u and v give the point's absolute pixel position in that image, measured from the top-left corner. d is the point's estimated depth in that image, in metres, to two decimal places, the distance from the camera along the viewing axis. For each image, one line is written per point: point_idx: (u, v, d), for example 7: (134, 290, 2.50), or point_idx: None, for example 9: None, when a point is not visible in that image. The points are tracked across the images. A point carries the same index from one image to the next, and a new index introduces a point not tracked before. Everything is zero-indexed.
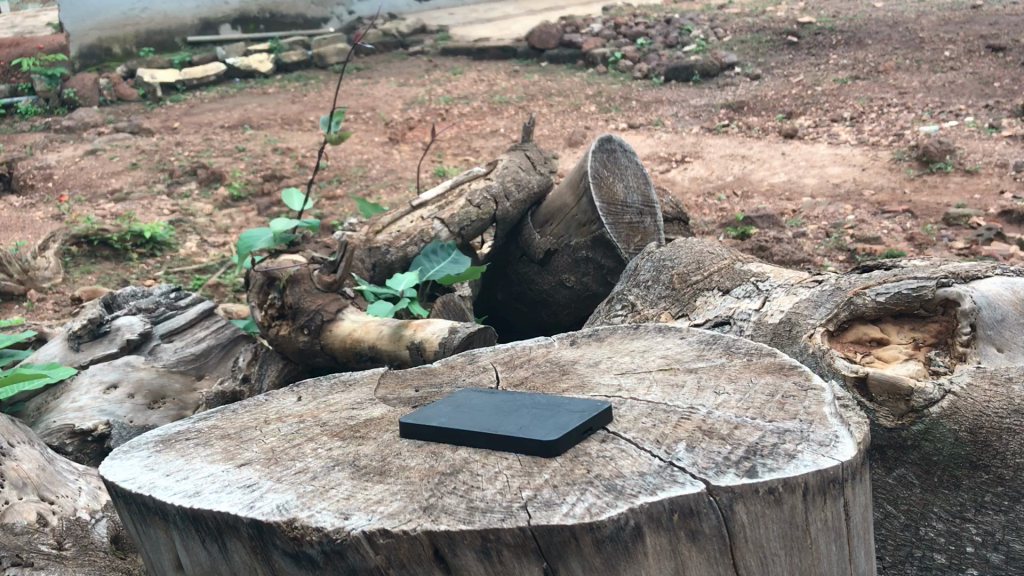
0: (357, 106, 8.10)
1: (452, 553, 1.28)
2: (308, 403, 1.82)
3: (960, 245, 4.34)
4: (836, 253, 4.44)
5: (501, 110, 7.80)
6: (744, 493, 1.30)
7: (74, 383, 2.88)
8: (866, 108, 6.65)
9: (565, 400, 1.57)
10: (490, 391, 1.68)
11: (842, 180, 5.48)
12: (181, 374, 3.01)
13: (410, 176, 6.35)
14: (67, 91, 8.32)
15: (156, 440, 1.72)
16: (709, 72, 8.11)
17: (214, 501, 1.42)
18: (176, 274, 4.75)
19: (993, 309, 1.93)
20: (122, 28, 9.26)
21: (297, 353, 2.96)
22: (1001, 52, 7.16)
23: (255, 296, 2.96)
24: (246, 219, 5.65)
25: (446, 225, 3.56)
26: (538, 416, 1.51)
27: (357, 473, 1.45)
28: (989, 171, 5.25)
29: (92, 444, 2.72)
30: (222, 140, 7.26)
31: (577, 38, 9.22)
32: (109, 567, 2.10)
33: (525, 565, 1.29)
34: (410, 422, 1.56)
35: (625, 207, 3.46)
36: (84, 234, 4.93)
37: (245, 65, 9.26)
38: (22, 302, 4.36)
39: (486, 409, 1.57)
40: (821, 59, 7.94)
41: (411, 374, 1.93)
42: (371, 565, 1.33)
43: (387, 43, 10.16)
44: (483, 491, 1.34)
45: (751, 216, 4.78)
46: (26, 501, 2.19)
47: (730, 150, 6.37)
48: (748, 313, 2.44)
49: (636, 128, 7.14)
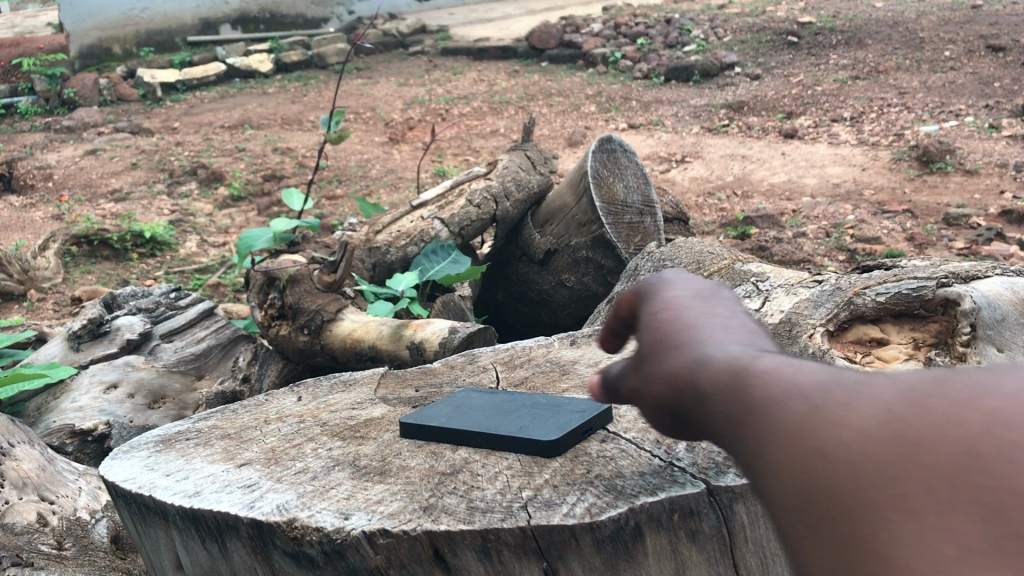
0: (357, 106, 8.11)
1: (453, 553, 1.28)
2: (308, 403, 1.82)
3: (960, 245, 4.34)
4: (836, 253, 4.44)
5: (501, 110, 7.80)
6: (744, 494, 1.31)
7: (74, 383, 2.87)
8: (866, 108, 6.65)
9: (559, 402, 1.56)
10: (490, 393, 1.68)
11: (842, 180, 5.47)
12: (181, 374, 3.01)
13: (410, 175, 6.35)
14: (67, 91, 8.31)
15: (156, 440, 1.72)
16: (709, 72, 8.10)
17: (214, 501, 1.42)
18: (176, 274, 4.75)
19: (993, 309, 1.95)
20: (122, 28, 9.24)
21: (297, 353, 2.95)
22: (1001, 52, 7.16)
23: (255, 296, 2.97)
24: (246, 219, 5.65)
25: (446, 225, 3.56)
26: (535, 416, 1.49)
27: (357, 473, 1.46)
28: (989, 171, 5.25)
29: (92, 444, 2.71)
30: (221, 139, 7.26)
31: (577, 38, 9.23)
32: (109, 567, 2.10)
33: (525, 565, 1.29)
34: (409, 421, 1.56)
35: (625, 207, 3.45)
36: (84, 233, 4.93)
37: (246, 65, 9.27)
38: (22, 302, 4.36)
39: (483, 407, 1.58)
40: (821, 59, 7.94)
41: (411, 374, 1.93)
42: (371, 565, 1.33)
43: (387, 43, 10.15)
44: (484, 492, 1.35)
45: (751, 216, 4.77)
46: (26, 501, 2.18)
47: (730, 150, 6.37)
48: (748, 313, 2.43)
49: (636, 128, 7.14)
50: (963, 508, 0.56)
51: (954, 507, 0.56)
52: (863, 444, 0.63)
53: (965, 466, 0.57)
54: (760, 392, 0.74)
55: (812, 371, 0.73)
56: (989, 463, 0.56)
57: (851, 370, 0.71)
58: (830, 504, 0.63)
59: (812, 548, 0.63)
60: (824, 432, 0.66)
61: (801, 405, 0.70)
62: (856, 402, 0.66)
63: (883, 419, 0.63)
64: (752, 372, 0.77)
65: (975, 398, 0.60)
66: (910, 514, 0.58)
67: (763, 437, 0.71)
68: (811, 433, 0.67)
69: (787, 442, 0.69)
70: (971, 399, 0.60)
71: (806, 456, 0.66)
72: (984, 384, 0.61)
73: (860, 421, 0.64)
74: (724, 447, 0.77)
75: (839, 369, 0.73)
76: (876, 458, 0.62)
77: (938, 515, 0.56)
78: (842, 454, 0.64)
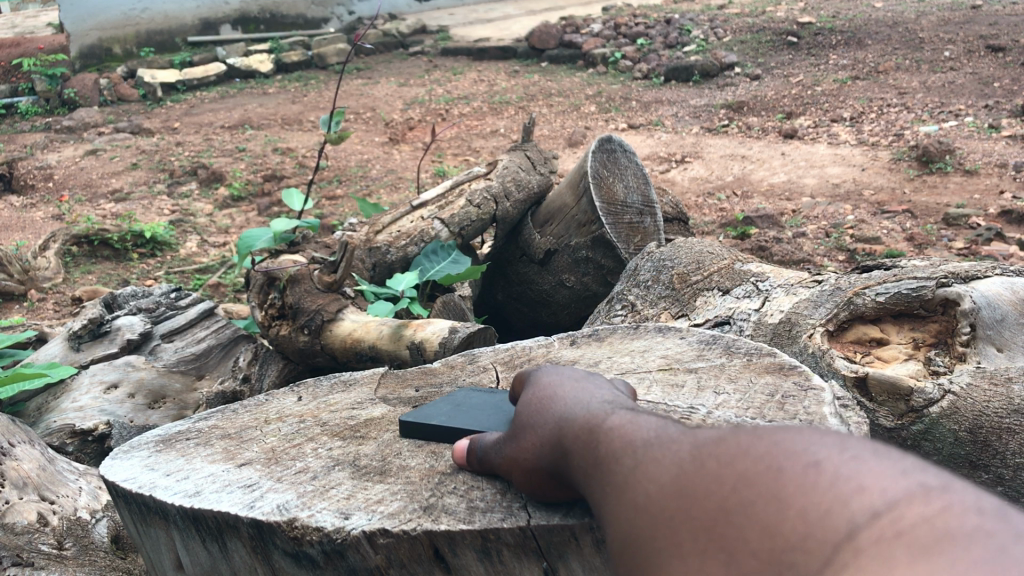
0: (358, 106, 8.11)
1: (452, 553, 1.30)
2: (308, 403, 1.83)
3: (960, 245, 4.34)
4: (836, 253, 4.45)
5: (501, 111, 7.81)
6: None
7: (74, 383, 2.87)
8: (866, 108, 6.65)
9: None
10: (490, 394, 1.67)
11: (842, 180, 5.48)
12: (181, 374, 3.02)
13: (410, 175, 6.36)
14: (67, 91, 8.31)
15: (156, 440, 1.72)
16: (709, 72, 8.11)
17: (214, 501, 1.42)
18: (176, 274, 4.75)
19: (993, 309, 1.94)
20: (122, 29, 9.25)
21: (297, 354, 2.96)
22: (1001, 52, 7.17)
23: (255, 296, 2.96)
24: (246, 219, 5.65)
25: (446, 226, 3.56)
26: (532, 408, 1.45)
27: (357, 473, 1.47)
28: (989, 171, 5.26)
29: (92, 444, 2.71)
30: (222, 140, 7.26)
31: (577, 38, 9.23)
32: (109, 567, 2.10)
33: (525, 565, 1.30)
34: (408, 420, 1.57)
35: (625, 207, 3.45)
36: (84, 233, 4.93)
37: (246, 65, 9.27)
38: (23, 302, 4.36)
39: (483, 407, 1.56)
40: (821, 59, 7.94)
41: (411, 374, 1.93)
42: (371, 565, 1.33)
43: (388, 43, 10.15)
44: (483, 492, 1.36)
45: (751, 216, 4.78)
46: (26, 501, 2.19)
47: (730, 150, 6.38)
48: (748, 313, 2.44)
49: (636, 128, 7.14)
50: (713, 550, 0.78)
51: (706, 548, 0.79)
52: (656, 497, 0.88)
53: (717, 514, 0.80)
54: (603, 457, 1.02)
55: (637, 439, 1.00)
56: (725, 513, 0.80)
57: (663, 436, 0.97)
58: (634, 543, 0.87)
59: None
60: (635, 487, 0.92)
61: (625, 467, 0.96)
62: (656, 465, 0.92)
63: (673, 477, 0.88)
64: (600, 441, 1.05)
65: (729, 463, 0.84)
66: (676, 552, 0.82)
67: (602, 494, 0.97)
68: (627, 490, 0.93)
69: (613, 496, 0.95)
70: (728, 464, 0.84)
71: (624, 506, 0.91)
72: (736, 450, 0.85)
73: (658, 482, 0.90)
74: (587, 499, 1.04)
75: (656, 433, 0.99)
76: (664, 509, 0.86)
77: (698, 557, 0.79)
78: (645, 506, 0.88)
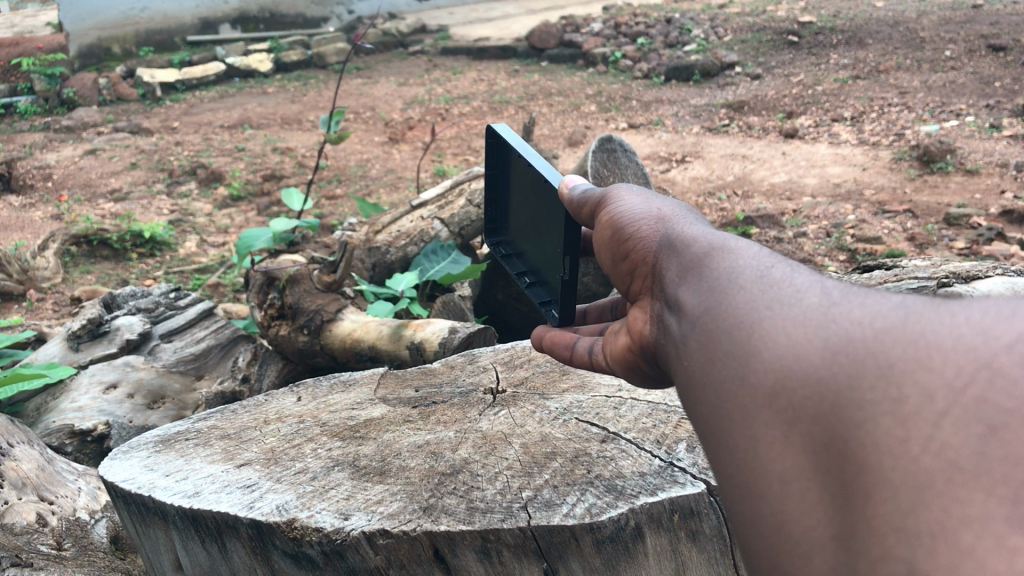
0: (357, 106, 8.09)
1: (453, 553, 1.31)
2: (308, 403, 1.82)
3: (961, 245, 4.35)
4: (837, 253, 4.44)
5: (501, 110, 7.79)
6: None
7: (74, 383, 2.87)
8: (867, 108, 6.63)
9: (532, 271, 1.57)
10: (503, 220, 1.73)
11: (842, 180, 5.46)
12: (181, 374, 3.01)
13: (410, 175, 6.34)
14: (67, 91, 8.24)
15: (156, 440, 1.71)
16: (709, 71, 8.07)
17: (214, 501, 1.41)
18: (176, 274, 4.74)
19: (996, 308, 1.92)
20: (122, 28, 9.21)
21: (297, 353, 2.93)
22: (1001, 52, 7.15)
23: (255, 296, 2.90)
24: (245, 219, 5.65)
25: (446, 226, 3.56)
26: (542, 216, 1.48)
27: (357, 474, 1.46)
28: (989, 171, 5.25)
29: (92, 444, 2.68)
30: (221, 139, 7.25)
31: (577, 38, 9.21)
32: (108, 567, 2.10)
33: (525, 565, 1.32)
34: (496, 131, 1.62)
35: None
36: (84, 234, 4.92)
37: (245, 65, 9.27)
38: (22, 302, 4.37)
39: (516, 186, 1.61)
40: (821, 59, 7.92)
41: (411, 374, 1.92)
42: (372, 566, 1.33)
43: (387, 43, 10.12)
44: (484, 492, 1.37)
45: (751, 216, 4.75)
46: (26, 501, 2.16)
47: (731, 150, 6.36)
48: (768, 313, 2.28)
49: (636, 128, 7.12)
50: (961, 418, 0.67)
51: (947, 415, 0.68)
52: (863, 346, 0.75)
53: (969, 379, 0.68)
54: (765, 293, 0.88)
55: (814, 288, 0.86)
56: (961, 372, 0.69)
57: (859, 290, 0.83)
58: (821, 392, 0.76)
59: (797, 444, 0.77)
60: (824, 329, 0.79)
61: (810, 310, 0.82)
62: (855, 311, 0.79)
63: (884, 330, 0.75)
64: (762, 278, 0.90)
65: (988, 329, 0.70)
66: (890, 402, 0.71)
67: (767, 330, 0.83)
68: (814, 337, 0.79)
69: (795, 331, 0.81)
70: (981, 331, 0.70)
71: (808, 351, 0.78)
72: (994, 315, 0.71)
73: (862, 329, 0.77)
74: (720, 327, 0.89)
75: (842, 289, 0.85)
76: (868, 362, 0.74)
77: (934, 424, 0.68)
78: (845, 353, 0.76)
